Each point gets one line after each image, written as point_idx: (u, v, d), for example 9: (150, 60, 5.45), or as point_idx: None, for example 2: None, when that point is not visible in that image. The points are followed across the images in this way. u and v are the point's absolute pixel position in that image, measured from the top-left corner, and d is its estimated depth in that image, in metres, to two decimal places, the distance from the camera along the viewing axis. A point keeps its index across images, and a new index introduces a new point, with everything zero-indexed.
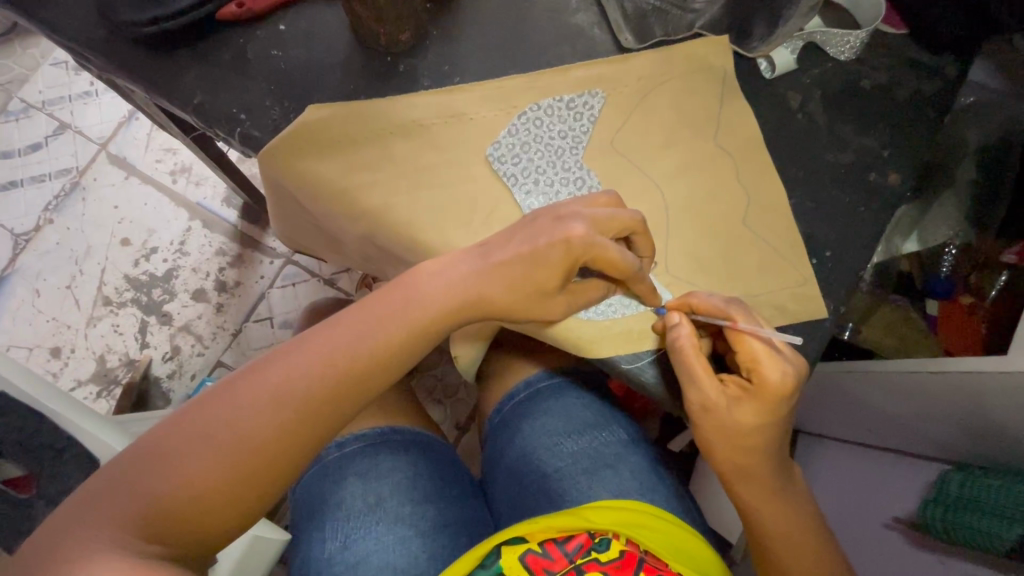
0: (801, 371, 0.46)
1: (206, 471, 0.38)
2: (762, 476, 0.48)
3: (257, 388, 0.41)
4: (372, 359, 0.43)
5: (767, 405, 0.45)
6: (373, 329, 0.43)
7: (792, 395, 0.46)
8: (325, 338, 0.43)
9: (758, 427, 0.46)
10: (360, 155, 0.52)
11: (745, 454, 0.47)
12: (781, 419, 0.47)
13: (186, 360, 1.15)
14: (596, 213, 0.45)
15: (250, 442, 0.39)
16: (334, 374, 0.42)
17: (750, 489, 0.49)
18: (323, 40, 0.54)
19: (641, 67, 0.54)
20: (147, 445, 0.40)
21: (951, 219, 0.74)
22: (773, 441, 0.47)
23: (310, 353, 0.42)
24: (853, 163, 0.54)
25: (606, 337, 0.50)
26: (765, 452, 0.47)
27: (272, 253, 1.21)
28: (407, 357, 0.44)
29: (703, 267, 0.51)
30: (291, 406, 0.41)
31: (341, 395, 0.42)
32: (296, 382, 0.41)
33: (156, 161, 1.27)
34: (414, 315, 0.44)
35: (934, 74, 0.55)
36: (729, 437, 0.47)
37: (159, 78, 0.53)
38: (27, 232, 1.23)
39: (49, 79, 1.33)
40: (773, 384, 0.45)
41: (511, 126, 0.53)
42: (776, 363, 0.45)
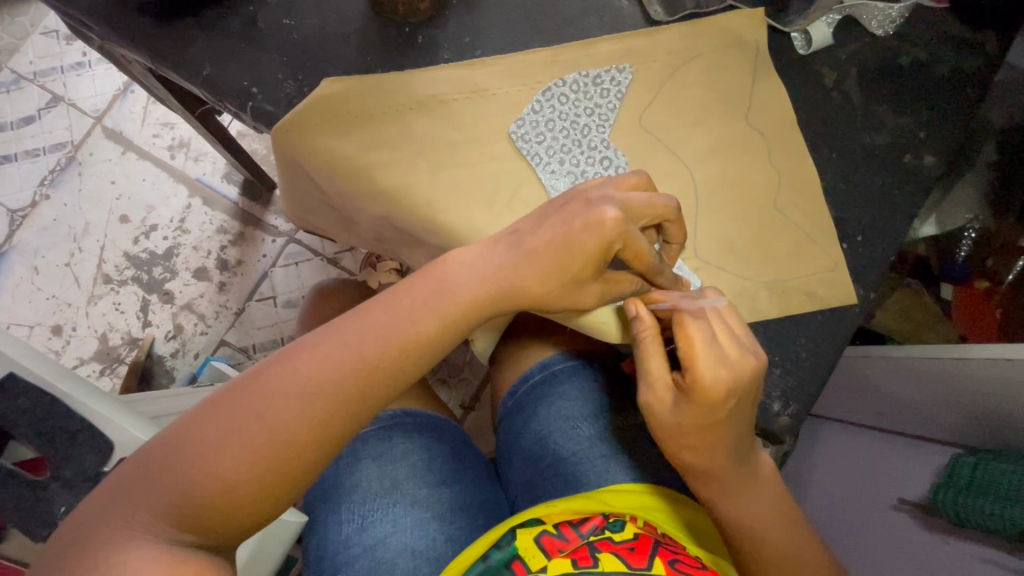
0: (743, 374, 0.42)
1: (232, 460, 0.38)
2: (728, 469, 0.45)
3: (285, 375, 0.40)
4: (402, 345, 0.42)
5: (701, 407, 0.42)
6: (402, 318, 0.42)
7: (729, 399, 0.42)
8: (354, 325, 0.42)
9: (694, 430, 0.43)
10: (379, 133, 0.50)
11: (692, 455, 0.45)
12: (721, 424, 0.43)
13: (189, 339, 1.14)
14: (628, 200, 0.43)
15: (276, 433, 0.38)
16: (362, 364, 0.40)
17: (727, 485, 0.46)
18: (337, 8, 0.51)
19: (671, 41, 0.52)
20: (170, 434, 0.39)
21: (970, 202, 0.75)
22: (719, 447, 0.44)
23: (338, 342, 0.41)
24: (888, 144, 0.52)
25: (636, 324, 0.50)
26: (713, 457, 0.44)
27: (274, 231, 1.19)
28: (438, 343, 0.43)
29: (732, 251, 0.50)
30: (319, 397, 0.39)
31: (370, 385, 0.41)
32: (325, 371, 0.40)
33: (153, 136, 1.23)
34: (444, 302, 0.43)
35: (975, 51, 0.53)
36: (669, 437, 0.45)
37: (164, 48, 0.51)
38: (23, 208, 1.20)
39: (40, 49, 1.28)
40: (698, 385, 0.41)
41: (535, 103, 0.51)
42: (711, 363, 0.41)
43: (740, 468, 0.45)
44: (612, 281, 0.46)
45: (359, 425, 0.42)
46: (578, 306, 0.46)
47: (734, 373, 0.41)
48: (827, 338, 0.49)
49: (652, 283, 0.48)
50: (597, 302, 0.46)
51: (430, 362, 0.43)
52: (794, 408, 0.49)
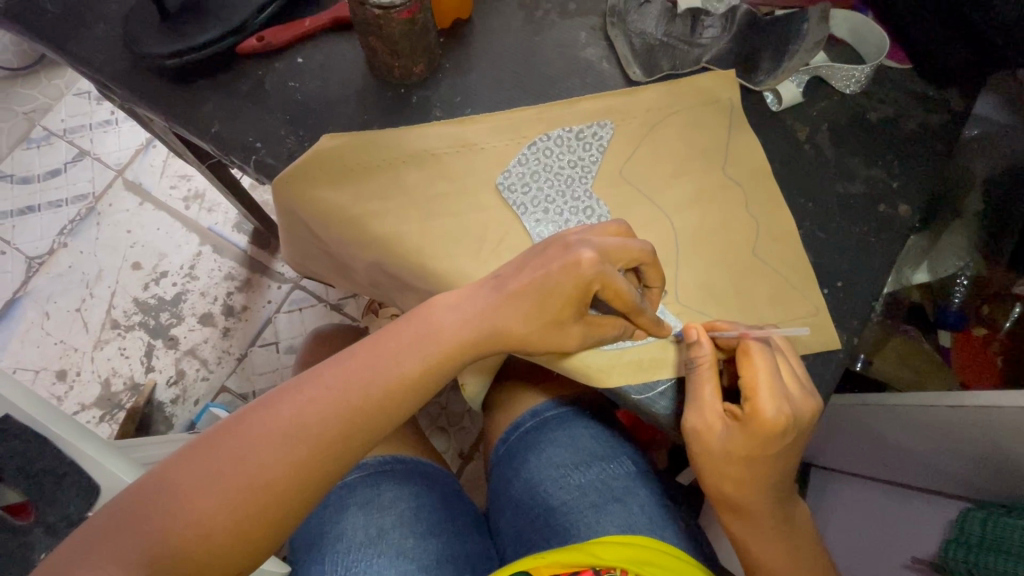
0: (803, 411, 0.43)
1: (212, 504, 0.38)
2: (763, 507, 0.46)
3: (268, 416, 0.40)
4: (386, 387, 0.43)
5: (756, 438, 0.43)
6: (388, 363, 0.43)
7: (787, 435, 0.43)
8: (340, 371, 0.43)
9: (742, 461, 0.44)
10: (372, 183, 0.53)
11: (734, 486, 0.45)
12: (771, 457, 0.44)
13: (190, 385, 1.15)
14: (606, 243, 0.45)
15: (260, 477, 0.39)
16: (346, 410, 0.41)
17: (749, 525, 0.46)
18: (339, 72, 0.56)
19: (649, 99, 0.55)
20: (147, 480, 0.39)
21: (961, 249, 0.74)
22: (761, 482, 0.45)
23: (323, 386, 0.42)
24: (862, 194, 0.54)
25: (616, 367, 0.49)
26: (756, 490, 0.45)
27: (280, 278, 1.22)
28: (422, 383, 0.44)
29: (714, 297, 0.51)
30: (304, 441, 0.40)
31: (352, 430, 0.42)
32: (311, 415, 0.41)
33: (170, 188, 1.30)
34: (427, 346, 0.44)
35: (939, 108, 0.56)
36: (712, 465, 0.45)
37: (177, 108, 0.55)
38: (41, 255, 1.25)
39: (72, 108, 1.38)
40: (759, 416, 0.42)
41: (520, 156, 0.54)
42: (775, 397, 0.42)
43: (776, 506, 0.46)
44: (593, 323, 0.47)
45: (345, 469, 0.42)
46: (560, 348, 0.46)
47: (796, 407, 0.43)
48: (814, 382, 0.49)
49: (636, 324, 0.48)
50: (579, 345, 0.46)
51: (415, 404, 0.44)
52: None
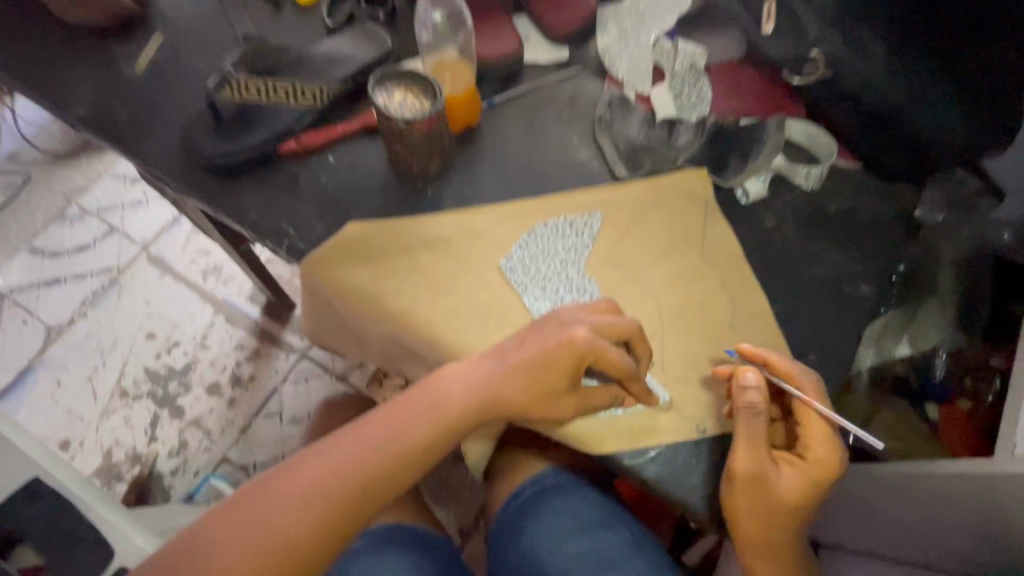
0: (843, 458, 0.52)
1: (241, 559, 0.45)
2: (789, 541, 0.52)
3: (284, 479, 0.48)
4: (391, 452, 0.49)
5: (810, 481, 0.49)
6: (399, 428, 0.50)
7: (833, 479, 0.51)
8: (356, 437, 0.50)
9: (792, 502, 0.50)
10: (390, 264, 0.60)
11: (772, 526, 0.50)
12: (816, 497, 0.50)
13: (192, 455, 1.27)
14: (599, 320, 0.51)
15: (283, 536, 0.46)
16: (359, 473, 0.48)
17: (768, 561, 0.52)
18: (364, 169, 0.64)
19: (634, 193, 0.63)
20: (186, 540, 0.46)
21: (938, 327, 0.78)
22: (797, 520, 0.51)
23: (341, 452, 0.49)
24: (827, 275, 0.60)
25: (610, 434, 0.52)
26: (789, 528, 0.51)
27: (290, 349, 1.36)
28: (422, 450, 0.50)
29: (698, 368, 0.56)
30: (322, 503, 0.47)
31: (363, 491, 0.48)
32: (328, 479, 0.48)
33: (191, 262, 1.44)
34: (434, 413, 0.51)
35: (891, 201, 0.64)
36: (756, 511, 0.49)
37: (222, 198, 0.63)
38: (61, 324, 1.38)
39: (107, 189, 1.54)
40: (820, 460, 0.49)
41: (521, 241, 0.61)
42: (833, 447, 0.50)
43: (795, 542, 0.53)
44: (585, 394, 0.52)
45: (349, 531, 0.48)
46: (556, 418, 0.51)
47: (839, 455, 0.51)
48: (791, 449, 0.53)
49: (630, 392, 0.53)
50: (572, 413, 0.51)
51: (415, 470, 0.50)
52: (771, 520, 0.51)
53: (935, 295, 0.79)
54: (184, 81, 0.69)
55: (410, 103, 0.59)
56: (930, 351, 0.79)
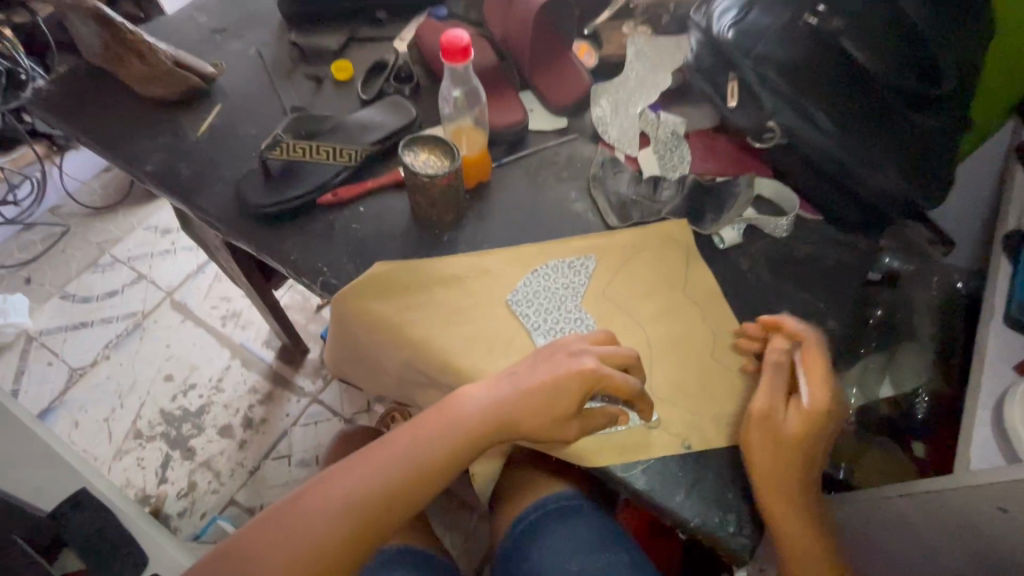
0: (842, 409, 0.58)
1: (283, 564, 0.53)
2: (801, 489, 0.56)
3: (320, 490, 0.56)
4: (414, 473, 0.56)
5: (811, 419, 0.56)
6: (422, 448, 0.57)
7: (832, 421, 0.56)
8: (384, 456, 0.57)
9: (797, 439, 0.56)
10: (410, 299, 0.68)
11: (786, 467, 0.55)
12: (820, 438, 0.56)
13: (200, 497, 1.30)
14: (602, 352, 0.58)
15: (320, 544, 0.53)
16: (386, 489, 0.56)
17: (787, 514, 0.55)
18: (389, 218, 0.74)
19: (626, 239, 0.72)
20: (238, 544, 0.55)
21: (918, 370, 0.88)
22: (807, 462, 0.56)
23: (370, 469, 0.56)
24: (796, 312, 0.68)
25: (605, 449, 0.59)
26: (801, 471, 0.56)
27: (300, 392, 1.42)
28: (441, 468, 0.57)
29: (684, 391, 0.62)
30: (353, 515, 0.55)
31: (389, 504, 0.56)
32: (360, 493, 0.55)
33: (211, 307, 1.54)
34: (454, 434, 0.57)
35: (851, 248, 0.72)
36: (771, 445, 0.56)
37: (266, 241, 0.72)
38: (83, 366, 1.45)
39: (139, 240, 1.66)
40: (821, 403, 0.56)
41: (525, 280, 0.69)
42: (828, 392, 0.57)
43: (810, 492, 0.56)
44: (588, 415, 0.58)
45: (371, 545, 0.55)
46: (562, 439, 0.57)
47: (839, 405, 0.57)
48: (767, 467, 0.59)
49: (635, 406, 0.59)
50: (578, 434, 0.57)
51: (433, 486, 0.57)
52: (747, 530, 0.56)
53: (914, 341, 0.89)
54: (237, 145, 0.81)
55: (433, 162, 0.70)
56: (914, 392, 0.88)
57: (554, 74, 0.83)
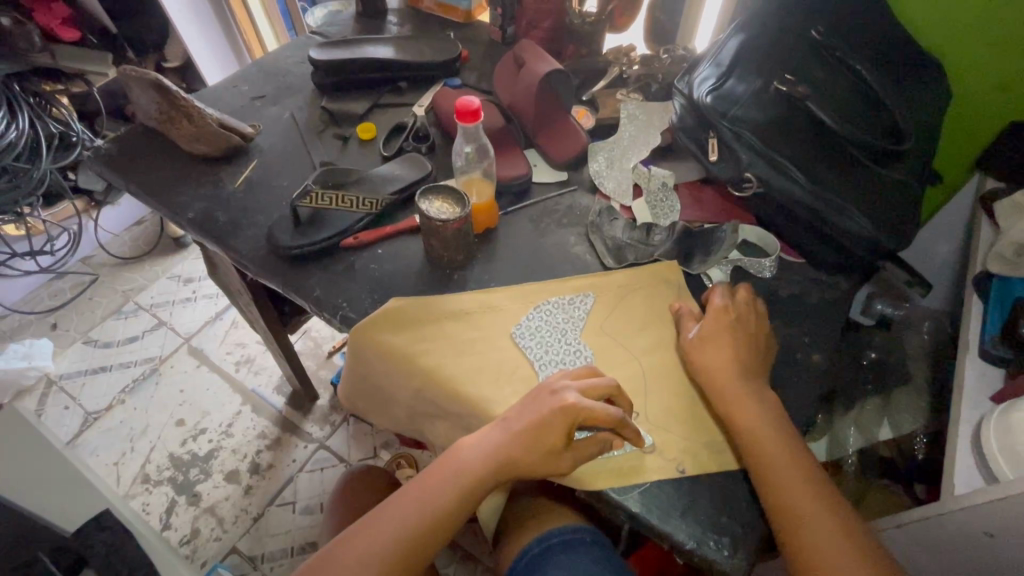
0: (745, 307, 0.71)
1: None
2: (735, 380, 0.65)
3: (334, 560, 0.61)
4: (422, 527, 0.62)
5: (714, 315, 0.70)
6: (431, 500, 0.63)
7: (733, 313, 0.70)
8: (397, 510, 0.63)
9: (710, 336, 0.68)
10: (422, 331, 0.73)
11: (716, 369, 0.66)
12: (730, 331, 0.68)
13: (202, 545, 1.30)
14: (584, 386, 0.63)
15: None
16: (400, 541, 0.61)
17: (733, 403, 0.64)
18: (406, 259, 0.81)
19: (620, 279, 0.78)
20: None
21: (914, 413, 0.90)
22: (727, 350, 0.67)
23: (385, 523, 0.62)
24: (782, 345, 0.73)
25: (601, 473, 0.62)
26: (727, 361, 0.66)
27: (308, 437, 1.45)
28: (446, 517, 0.63)
29: (676, 417, 0.66)
30: (371, 567, 0.60)
31: (404, 556, 0.61)
32: (377, 547, 0.61)
33: (227, 353, 1.60)
34: (459, 480, 0.63)
35: (832, 288, 0.78)
36: (697, 355, 0.68)
37: (292, 279, 0.79)
38: (98, 410, 1.50)
39: (162, 289, 1.75)
40: (716, 302, 0.71)
41: (529, 315, 0.74)
42: (720, 293, 0.72)
43: (750, 387, 0.65)
44: (579, 447, 0.61)
45: None
46: (556, 472, 0.61)
47: (737, 302, 0.71)
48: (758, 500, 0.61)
49: (622, 435, 0.62)
50: (570, 466, 0.60)
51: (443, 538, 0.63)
52: (742, 554, 0.58)
53: (911, 383, 0.93)
54: (269, 196, 0.90)
55: (445, 209, 0.77)
56: (912, 434, 0.88)
57: (556, 132, 0.93)
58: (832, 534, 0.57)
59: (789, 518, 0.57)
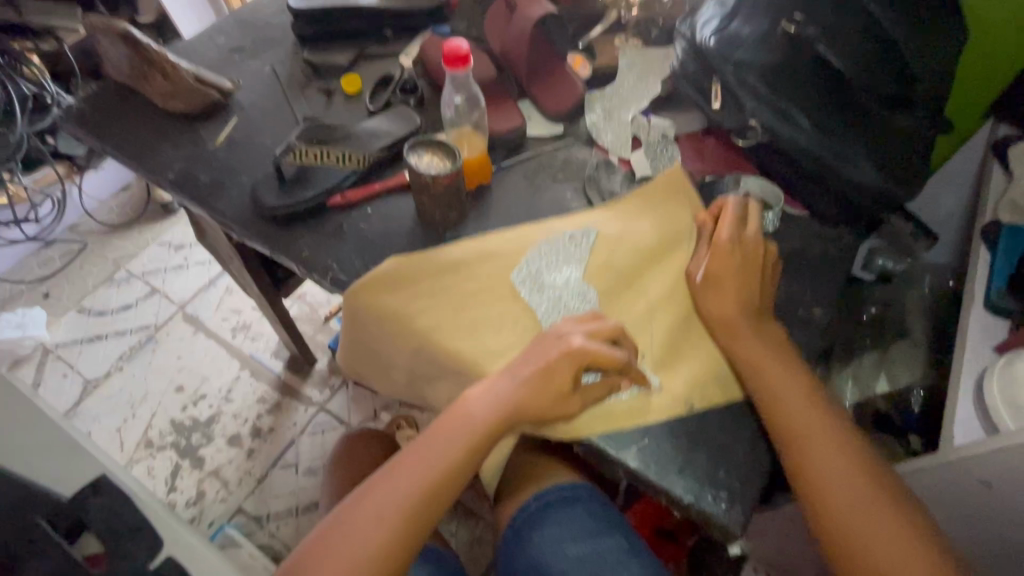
0: (754, 234, 0.69)
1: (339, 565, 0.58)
2: (741, 314, 0.65)
3: (357, 510, 0.61)
4: (442, 469, 0.62)
5: (722, 246, 0.68)
6: (449, 445, 0.63)
7: (741, 243, 0.69)
8: (417, 456, 0.63)
9: (719, 268, 0.68)
10: (418, 287, 0.71)
11: (723, 304, 0.66)
12: (737, 263, 0.67)
13: (208, 506, 1.32)
14: (589, 328, 0.64)
15: (371, 540, 0.59)
16: (423, 484, 0.62)
17: (740, 340, 0.64)
18: (397, 218, 0.78)
19: (626, 210, 0.75)
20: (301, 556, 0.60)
21: (914, 365, 0.89)
22: (734, 283, 0.66)
23: (406, 469, 0.62)
24: (784, 301, 0.71)
25: (606, 413, 0.62)
26: (733, 296, 0.66)
27: (308, 401, 1.46)
28: (465, 459, 0.63)
29: (681, 353, 0.66)
30: (396, 512, 0.60)
31: (426, 498, 0.61)
32: (400, 493, 0.61)
33: (223, 320, 1.58)
34: (471, 424, 0.63)
35: (836, 242, 0.76)
36: (708, 286, 0.67)
37: (279, 241, 0.77)
38: (97, 378, 1.49)
39: (154, 256, 1.72)
40: (725, 231, 0.69)
41: (530, 256, 0.72)
42: (730, 220, 0.70)
43: (755, 321, 0.65)
44: (586, 389, 0.62)
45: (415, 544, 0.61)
46: (563, 415, 0.61)
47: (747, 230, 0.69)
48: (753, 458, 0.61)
49: (626, 376, 0.63)
50: (578, 409, 0.61)
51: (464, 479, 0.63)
52: (740, 508, 0.58)
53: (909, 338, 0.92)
54: (253, 155, 0.86)
55: (435, 164, 0.74)
56: (909, 388, 0.87)
57: (551, 83, 0.88)
58: (833, 457, 0.59)
59: (791, 442, 0.60)
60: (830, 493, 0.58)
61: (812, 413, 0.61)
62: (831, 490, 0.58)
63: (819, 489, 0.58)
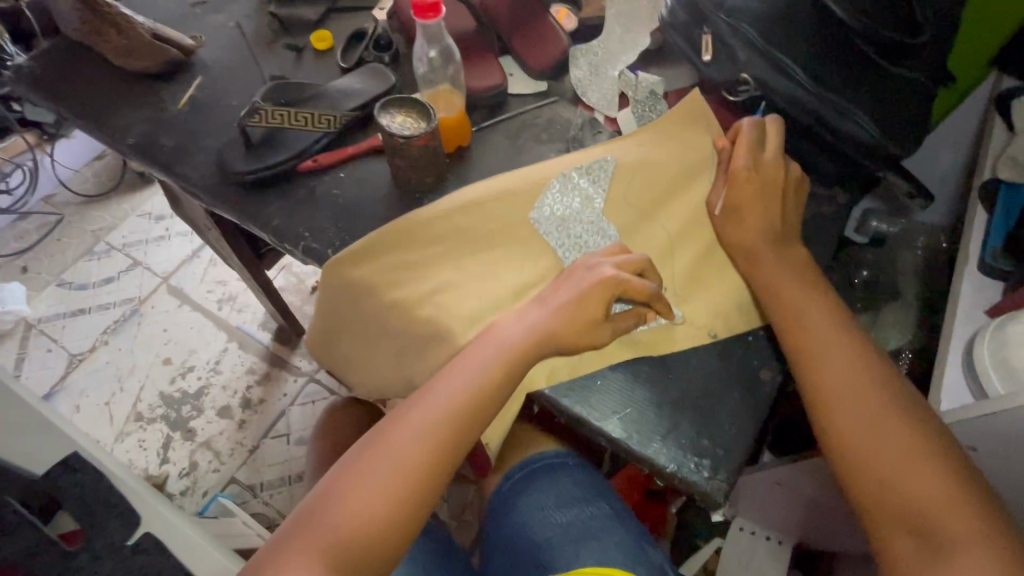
0: (771, 156, 0.67)
1: (369, 493, 0.53)
2: (760, 240, 0.65)
3: (386, 436, 0.56)
4: (478, 392, 0.57)
5: (739, 173, 0.67)
6: (483, 367, 0.58)
7: (758, 167, 0.67)
8: (451, 377, 0.58)
9: (738, 195, 0.67)
10: (390, 259, 0.66)
11: (743, 231, 0.66)
12: (754, 188, 0.66)
13: (201, 477, 1.32)
14: (618, 261, 0.63)
15: (403, 465, 0.54)
16: (458, 406, 0.57)
17: (764, 267, 0.64)
18: (374, 182, 0.75)
19: (642, 138, 0.72)
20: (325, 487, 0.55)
21: (905, 326, 0.88)
22: (752, 209, 0.66)
23: (440, 390, 0.57)
24: None
25: (626, 344, 0.63)
26: (754, 222, 0.65)
27: (298, 371, 1.44)
28: (501, 383, 0.57)
29: (699, 283, 0.67)
30: (431, 434, 0.56)
31: (463, 421, 0.57)
32: (432, 415, 0.56)
33: (207, 291, 1.55)
34: (503, 352, 0.58)
35: (828, 203, 0.74)
36: (733, 214, 0.67)
37: (249, 208, 0.73)
38: (82, 352, 1.47)
39: (133, 227, 1.67)
40: (740, 155, 0.67)
41: (550, 189, 0.69)
42: (746, 143, 0.67)
43: (776, 245, 0.65)
44: (617, 319, 0.61)
45: (450, 469, 0.56)
46: (593, 344, 0.60)
47: (764, 153, 0.67)
48: (737, 428, 0.60)
49: (654, 308, 0.63)
50: (612, 337, 0.60)
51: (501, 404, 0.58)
52: (724, 476, 0.58)
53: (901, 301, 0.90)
54: (220, 117, 0.81)
55: (409, 124, 0.70)
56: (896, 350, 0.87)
57: (534, 36, 0.83)
58: (865, 366, 0.58)
59: (813, 352, 0.59)
60: (869, 402, 0.56)
61: (838, 327, 0.60)
62: (870, 400, 0.56)
63: (841, 402, 0.57)
